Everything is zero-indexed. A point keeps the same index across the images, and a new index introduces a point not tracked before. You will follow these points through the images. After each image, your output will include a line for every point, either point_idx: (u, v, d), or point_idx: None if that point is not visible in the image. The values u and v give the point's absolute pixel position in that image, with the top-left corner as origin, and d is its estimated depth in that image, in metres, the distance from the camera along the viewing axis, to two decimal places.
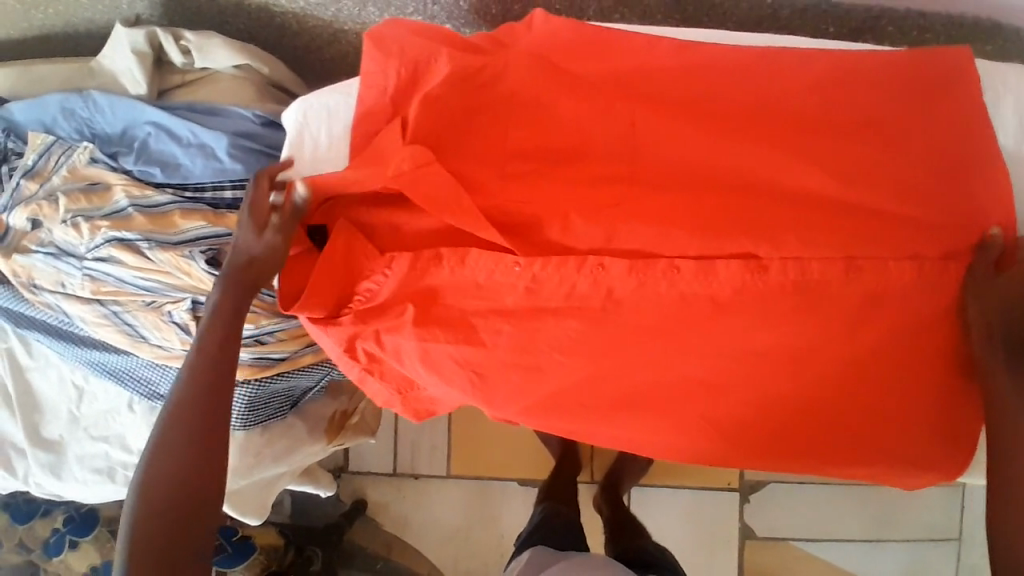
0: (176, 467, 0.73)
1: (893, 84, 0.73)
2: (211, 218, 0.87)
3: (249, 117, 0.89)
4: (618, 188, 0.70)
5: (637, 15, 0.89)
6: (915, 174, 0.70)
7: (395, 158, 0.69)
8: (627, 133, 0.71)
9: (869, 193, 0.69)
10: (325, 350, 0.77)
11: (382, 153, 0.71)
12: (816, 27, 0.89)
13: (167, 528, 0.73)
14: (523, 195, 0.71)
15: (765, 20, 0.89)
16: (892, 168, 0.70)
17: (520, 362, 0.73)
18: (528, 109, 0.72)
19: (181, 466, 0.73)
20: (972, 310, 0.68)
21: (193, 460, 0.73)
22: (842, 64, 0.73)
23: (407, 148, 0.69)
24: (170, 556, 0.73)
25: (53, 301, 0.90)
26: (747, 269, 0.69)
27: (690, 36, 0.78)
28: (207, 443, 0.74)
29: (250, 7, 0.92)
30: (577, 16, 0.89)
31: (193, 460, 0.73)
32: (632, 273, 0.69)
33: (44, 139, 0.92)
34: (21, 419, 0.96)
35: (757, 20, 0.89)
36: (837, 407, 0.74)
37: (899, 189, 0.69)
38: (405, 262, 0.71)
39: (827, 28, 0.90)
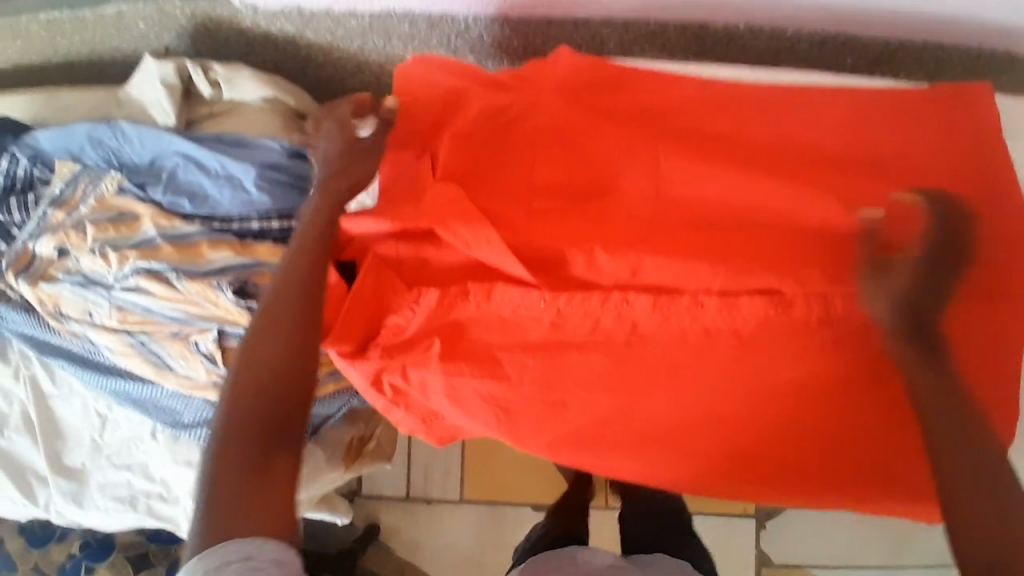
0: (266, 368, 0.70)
1: (916, 122, 0.73)
2: (238, 248, 0.89)
3: (276, 149, 0.90)
4: (643, 224, 0.71)
5: (657, 49, 0.87)
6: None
7: (427, 194, 0.71)
8: (652, 169, 0.72)
9: None
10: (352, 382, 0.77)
11: (415, 190, 0.73)
12: (833, 61, 0.88)
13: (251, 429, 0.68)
14: (550, 230, 0.71)
15: (784, 52, 0.87)
16: None
17: (545, 397, 0.72)
18: (555, 145, 0.73)
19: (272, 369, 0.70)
20: (875, 308, 0.65)
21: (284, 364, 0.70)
22: (862, 101, 0.75)
23: (437, 185, 0.71)
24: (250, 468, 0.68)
25: (80, 330, 0.91)
26: (773, 304, 0.68)
27: (708, 74, 0.81)
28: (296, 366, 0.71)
29: (277, 38, 0.91)
30: (596, 50, 0.89)
31: (279, 383, 0.70)
32: (656, 309, 0.70)
33: (71, 168, 0.93)
34: (44, 446, 0.97)
35: (776, 52, 0.87)
36: (869, 445, 0.72)
37: None
38: (434, 298, 0.72)
39: (845, 60, 0.88)
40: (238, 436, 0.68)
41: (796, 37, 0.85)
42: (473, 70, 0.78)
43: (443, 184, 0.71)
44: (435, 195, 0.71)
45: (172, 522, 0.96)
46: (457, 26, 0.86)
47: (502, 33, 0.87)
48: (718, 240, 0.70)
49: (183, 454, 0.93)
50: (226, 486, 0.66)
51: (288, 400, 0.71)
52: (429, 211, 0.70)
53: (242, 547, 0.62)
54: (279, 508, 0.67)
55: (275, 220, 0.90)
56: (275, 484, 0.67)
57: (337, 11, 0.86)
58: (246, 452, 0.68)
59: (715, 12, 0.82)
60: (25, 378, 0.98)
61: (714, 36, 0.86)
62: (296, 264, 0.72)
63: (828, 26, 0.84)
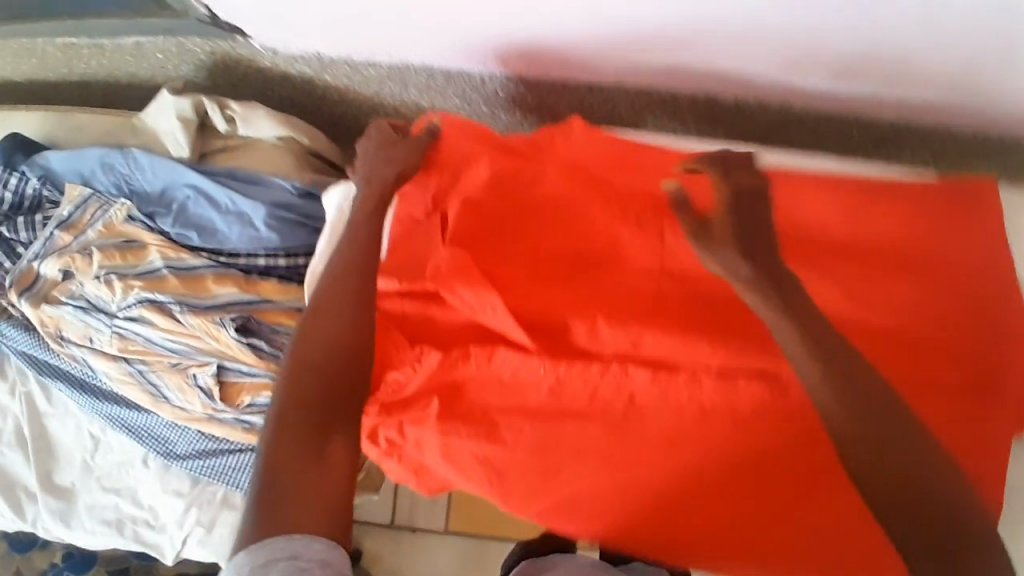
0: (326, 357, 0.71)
1: (915, 212, 0.74)
2: (243, 285, 0.89)
3: (288, 189, 0.92)
4: (646, 298, 0.72)
5: (668, 114, 0.88)
6: (937, 305, 0.71)
7: (433, 260, 0.74)
8: (659, 243, 0.73)
9: (888, 319, 0.71)
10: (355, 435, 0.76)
11: (422, 254, 0.75)
12: (842, 135, 0.86)
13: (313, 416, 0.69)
14: (553, 298, 0.73)
15: (793, 124, 0.86)
16: (913, 297, 0.71)
17: (539, 462, 0.73)
18: (564, 215, 0.75)
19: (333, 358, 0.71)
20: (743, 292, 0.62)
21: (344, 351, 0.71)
22: (866, 188, 0.75)
23: (448, 251, 0.73)
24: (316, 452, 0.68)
25: (79, 354, 0.92)
26: (771, 389, 0.69)
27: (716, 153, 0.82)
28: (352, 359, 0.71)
29: (295, 77, 0.93)
30: (607, 114, 0.90)
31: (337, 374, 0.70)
32: (655, 383, 0.71)
33: (81, 192, 0.93)
34: (35, 464, 0.97)
35: (785, 123, 0.86)
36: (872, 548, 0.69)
37: (920, 317, 0.71)
38: (434, 360, 0.72)
39: (854, 134, 0.86)
40: (296, 428, 0.68)
41: (801, 116, 0.85)
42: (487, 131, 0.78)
43: (450, 247, 0.73)
44: (443, 259, 0.73)
45: (158, 550, 0.94)
46: (473, 81, 0.88)
47: (516, 90, 0.88)
48: (718, 319, 0.71)
49: (173, 484, 0.94)
50: (281, 471, 0.66)
51: (343, 389, 0.71)
52: (435, 276, 0.73)
53: (288, 545, 0.60)
54: (332, 496, 0.66)
55: (282, 258, 0.91)
56: (329, 472, 0.67)
57: (355, 60, 0.88)
58: (301, 437, 0.68)
59: (727, 86, 0.82)
60: (21, 394, 0.98)
61: (723, 109, 0.86)
62: (350, 263, 0.74)
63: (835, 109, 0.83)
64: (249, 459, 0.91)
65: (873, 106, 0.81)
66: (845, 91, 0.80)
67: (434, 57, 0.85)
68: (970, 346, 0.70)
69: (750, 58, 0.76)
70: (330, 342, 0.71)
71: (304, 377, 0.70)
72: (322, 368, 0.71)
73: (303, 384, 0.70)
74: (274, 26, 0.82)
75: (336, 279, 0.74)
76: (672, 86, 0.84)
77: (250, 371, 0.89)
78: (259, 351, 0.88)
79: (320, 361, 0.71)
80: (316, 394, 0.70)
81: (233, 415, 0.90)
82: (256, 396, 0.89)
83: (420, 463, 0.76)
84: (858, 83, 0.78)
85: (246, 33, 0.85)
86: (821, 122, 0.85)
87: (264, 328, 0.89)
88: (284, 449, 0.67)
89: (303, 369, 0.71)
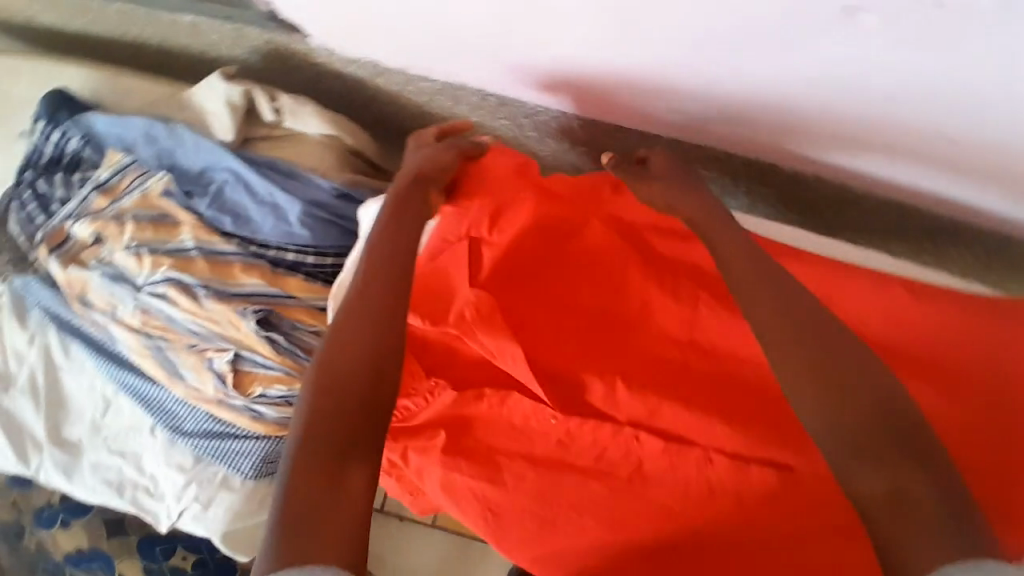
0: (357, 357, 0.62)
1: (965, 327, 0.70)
2: (269, 277, 0.90)
3: (325, 188, 0.91)
4: (665, 367, 0.73)
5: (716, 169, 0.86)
6: (967, 427, 0.68)
7: (458, 302, 0.73)
8: (690, 314, 0.72)
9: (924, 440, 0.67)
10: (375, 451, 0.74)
11: (447, 290, 0.75)
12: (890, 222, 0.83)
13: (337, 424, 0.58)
14: (572, 354, 0.74)
15: (845, 203, 0.84)
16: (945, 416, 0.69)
17: (537, 511, 0.73)
18: (597, 271, 0.75)
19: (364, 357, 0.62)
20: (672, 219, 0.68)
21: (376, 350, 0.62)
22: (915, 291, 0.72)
23: (473, 293, 0.73)
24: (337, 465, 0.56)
25: (101, 320, 0.93)
26: (779, 479, 0.69)
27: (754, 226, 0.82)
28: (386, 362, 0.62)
29: (348, 77, 0.92)
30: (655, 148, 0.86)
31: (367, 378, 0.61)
32: (664, 454, 0.71)
33: (122, 158, 0.93)
34: (45, 416, 0.99)
35: (837, 200, 0.84)
36: None
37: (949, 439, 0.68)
38: (449, 396, 0.74)
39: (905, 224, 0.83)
40: (318, 439, 0.57)
41: (851, 198, 0.82)
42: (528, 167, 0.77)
43: (478, 291, 0.73)
44: (468, 304, 0.72)
45: (152, 516, 0.96)
46: (525, 110, 0.87)
47: (567, 124, 0.87)
48: (733, 399, 0.71)
49: (176, 458, 0.96)
50: (300, 479, 0.55)
51: (372, 389, 0.61)
52: (459, 320, 0.73)
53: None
54: (351, 522, 0.53)
55: (310, 256, 0.91)
56: (353, 475, 0.55)
57: (411, 73, 0.87)
58: (323, 451, 0.56)
59: (783, 153, 0.79)
60: (39, 345, 1.00)
61: (774, 172, 0.84)
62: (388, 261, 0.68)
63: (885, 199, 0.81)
64: (252, 447, 0.93)
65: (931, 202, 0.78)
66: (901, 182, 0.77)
67: (490, 83, 0.84)
68: (998, 472, 0.67)
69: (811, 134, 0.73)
70: (360, 338, 0.63)
71: (329, 375, 0.61)
72: (349, 365, 0.61)
73: (324, 384, 0.60)
74: (335, 28, 0.81)
75: (371, 276, 0.67)
76: (727, 143, 0.81)
77: (265, 363, 0.89)
78: (276, 345, 0.89)
79: (348, 357, 0.62)
80: (342, 395, 0.59)
81: (243, 403, 0.90)
82: (268, 387, 0.89)
83: (417, 485, 0.78)
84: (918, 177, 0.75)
85: (305, 31, 0.84)
86: (872, 207, 0.82)
87: (284, 323, 0.90)
88: (302, 469, 0.55)
89: (325, 369, 0.61)
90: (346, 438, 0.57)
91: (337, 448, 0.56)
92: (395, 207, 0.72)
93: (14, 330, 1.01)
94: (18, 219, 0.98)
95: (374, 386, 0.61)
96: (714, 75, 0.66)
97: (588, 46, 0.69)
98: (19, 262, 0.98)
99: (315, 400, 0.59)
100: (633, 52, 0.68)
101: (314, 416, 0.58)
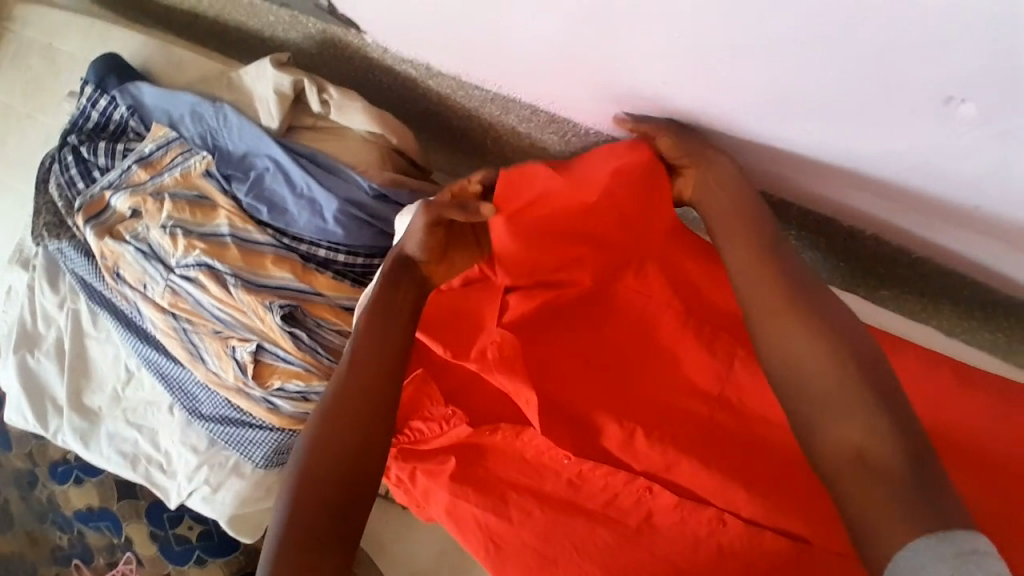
0: (357, 404, 0.66)
1: None
2: (298, 272, 0.88)
3: (363, 187, 0.89)
4: (691, 422, 0.69)
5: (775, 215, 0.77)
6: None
7: (484, 339, 0.70)
8: (726, 372, 0.68)
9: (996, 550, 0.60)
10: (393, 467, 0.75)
11: (473, 320, 0.72)
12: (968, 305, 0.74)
13: (334, 465, 0.64)
14: (590, 394, 0.73)
15: (927, 279, 0.74)
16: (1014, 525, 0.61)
17: (542, 551, 0.70)
18: (631, 314, 0.72)
19: (364, 404, 0.66)
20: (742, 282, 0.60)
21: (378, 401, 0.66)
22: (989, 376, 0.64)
23: (499, 333, 0.70)
24: (329, 505, 0.64)
25: (131, 296, 0.94)
26: (797, 552, 0.65)
27: None
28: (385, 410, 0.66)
29: (400, 74, 0.89)
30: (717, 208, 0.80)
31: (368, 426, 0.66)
32: (677, 509, 0.68)
33: (166, 133, 0.92)
34: (68, 380, 1.00)
35: (918, 268, 0.74)
36: None
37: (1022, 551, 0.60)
38: (463, 428, 0.72)
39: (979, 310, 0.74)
40: (314, 479, 0.64)
41: (920, 280, 0.75)
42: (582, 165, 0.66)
43: (504, 330, 0.70)
44: (492, 343, 0.70)
45: (163, 492, 0.97)
46: (577, 130, 0.79)
47: None
48: (763, 464, 0.68)
49: (191, 439, 0.96)
50: (286, 558, 0.62)
51: (364, 450, 0.65)
52: (480, 357, 0.70)
53: None
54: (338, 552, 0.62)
55: (341, 254, 0.89)
56: (333, 553, 0.62)
57: (463, 80, 0.82)
58: (319, 490, 0.64)
59: (849, 222, 0.72)
60: (68, 310, 1.01)
61: (835, 239, 0.76)
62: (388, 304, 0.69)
63: (961, 287, 0.73)
64: (265, 437, 0.92)
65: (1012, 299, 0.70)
66: (980, 275, 0.70)
67: (544, 100, 0.76)
68: None
69: (883, 212, 0.67)
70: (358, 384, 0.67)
71: (317, 453, 0.65)
72: (335, 446, 0.65)
73: (312, 462, 0.65)
74: (393, 27, 0.77)
75: (375, 322, 0.68)
76: (791, 201, 0.74)
77: (285, 357, 0.88)
78: (299, 341, 0.87)
79: (334, 435, 0.65)
80: (326, 478, 0.64)
81: (260, 394, 0.89)
82: (285, 382, 0.88)
83: (422, 504, 0.77)
84: (1003, 272, 0.67)
85: (361, 28, 0.81)
86: (944, 290, 0.74)
87: (309, 320, 0.88)
88: (302, 501, 0.63)
89: (315, 442, 0.65)
90: (328, 521, 0.63)
91: (331, 494, 0.64)
92: (391, 277, 0.70)
93: (46, 292, 1.02)
94: (58, 183, 0.97)
95: (359, 465, 0.65)
96: (781, 133, 0.60)
97: (651, 93, 0.64)
98: (54, 226, 0.97)
99: (303, 478, 0.64)
100: (695, 106, 0.63)
101: (302, 494, 0.64)
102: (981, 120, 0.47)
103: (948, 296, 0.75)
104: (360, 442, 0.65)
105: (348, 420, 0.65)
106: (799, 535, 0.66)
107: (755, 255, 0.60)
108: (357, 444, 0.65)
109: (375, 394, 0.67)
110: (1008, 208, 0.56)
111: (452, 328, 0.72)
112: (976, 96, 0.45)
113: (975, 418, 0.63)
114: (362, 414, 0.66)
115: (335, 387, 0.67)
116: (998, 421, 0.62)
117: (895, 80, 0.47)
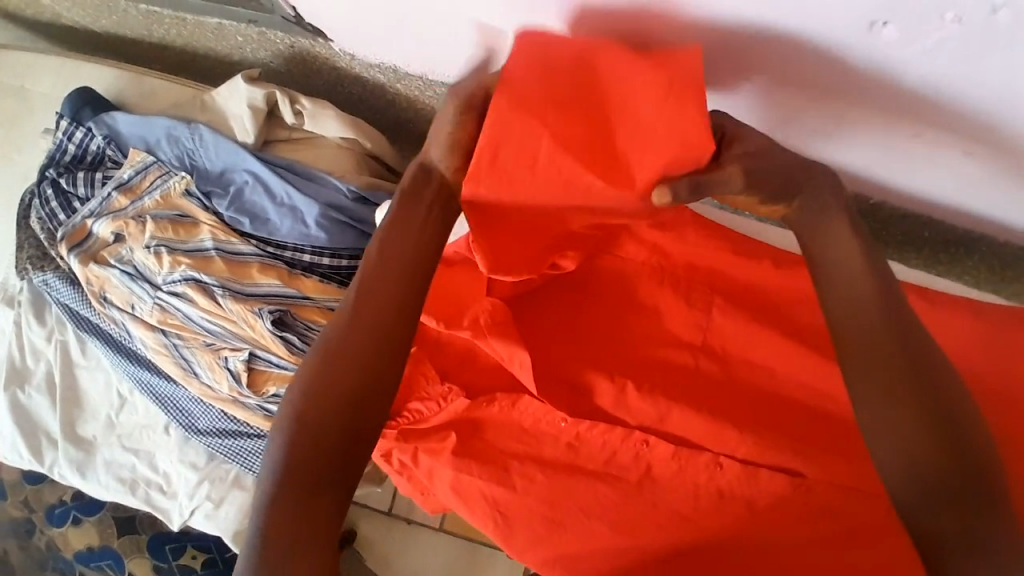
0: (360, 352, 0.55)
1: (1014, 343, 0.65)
2: (285, 278, 0.91)
3: (342, 191, 0.93)
4: (678, 374, 0.73)
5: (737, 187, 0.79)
6: None
7: (473, 309, 0.73)
8: (705, 323, 0.72)
9: None
10: (391, 448, 0.76)
11: (459, 296, 0.74)
12: (930, 246, 0.78)
13: (328, 416, 0.55)
14: (578, 356, 0.75)
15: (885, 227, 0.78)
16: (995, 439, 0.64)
17: (549, 515, 0.72)
18: (611, 279, 0.75)
19: (366, 354, 0.55)
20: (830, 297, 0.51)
21: (383, 355, 0.56)
22: (953, 302, 0.68)
23: (489, 303, 0.72)
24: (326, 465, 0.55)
25: (119, 318, 0.95)
26: (792, 485, 0.68)
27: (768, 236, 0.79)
28: (389, 366, 0.56)
29: (368, 81, 0.92)
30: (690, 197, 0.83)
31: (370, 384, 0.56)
32: (674, 459, 0.71)
33: (143, 158, 0.95)
34: (61, 412, 1.00)
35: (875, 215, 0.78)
36: None
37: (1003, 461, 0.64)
38: (459, 401, 0.74)
39: (939, 249, 0.78)
40: (306, 425, 0.55)
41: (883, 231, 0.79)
42: (589, 96, 0.55)
43: (494, 300, 0.73)
44: (482, 311, 0.72)
45: (165, 514, 0.97)
46: None
47: None
48: (749, 406, 0.71)
49: (189, 456, 0.97)
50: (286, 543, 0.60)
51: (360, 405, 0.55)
52: (473, 324, 0.72)
53: None
54: None
55: (326, 258, 0.92)
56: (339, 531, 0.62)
57: (430, 79, 0.86)
58: (312, 446, 0.55)
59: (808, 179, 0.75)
60: (57, 342, 1.02)
61: None
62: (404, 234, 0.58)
63: (921, 230, 0.77)
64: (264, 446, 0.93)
65: (973, 238, 0.74)
66: (937, 216, 0.73)
67: None
68: None
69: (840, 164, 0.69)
70: (365, 325, 0.56)
71: (311, 400, 0.55)
72: (326, 411, 0.55)
73: (297, 431, 0.55)
74: (356, 33, 0.80)
75: (386, 255, 0.57)
76: None
77: (279, 362, 0.90)
78: (290, 345, 0.89)
79: (333, 380, 0.55)
80: (327, 437, 0.55)
81: (256, 402, 0.91)
82: (280, 387, 0.90)
83: (427, 486, 0.78)
84: (958, 211, 0.70)
85: (328, 37, 0.84)
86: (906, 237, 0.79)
87: (299, 323, 0.90)
88: None
89: (310, 386, 0.56)
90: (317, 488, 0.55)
91: (325, 456, 0.54)
92: (407, 204, 0.58)
93: (33, 327, 1.02)
94: (39, 216, 0.99)
95: (349, 435, 0.55)
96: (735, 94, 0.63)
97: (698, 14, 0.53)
98: (37, 259, 0.99)
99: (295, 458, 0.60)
100: None
101: None
102: (903, 42, 0.49)
103: (908, 239, 0.79)
104: (356, 400, 0.55)
105: (347, 362, 0.55)
106: (792, 469, 0.69)
107: (848, 255, 0.51)
108: (352, 401, 0.55)
109: (380, 347, 0.56)
110: (957, 129, 0.57)
111: (452, 311, 0.73)
112: (896, 16, 0.47)
113: (946, 341, 0.66)
114: (360, 377, 0.55)
115: (325, 339, 0.57)
116: (963, 341, 0.66)
117: (818, 15, 0.49)
